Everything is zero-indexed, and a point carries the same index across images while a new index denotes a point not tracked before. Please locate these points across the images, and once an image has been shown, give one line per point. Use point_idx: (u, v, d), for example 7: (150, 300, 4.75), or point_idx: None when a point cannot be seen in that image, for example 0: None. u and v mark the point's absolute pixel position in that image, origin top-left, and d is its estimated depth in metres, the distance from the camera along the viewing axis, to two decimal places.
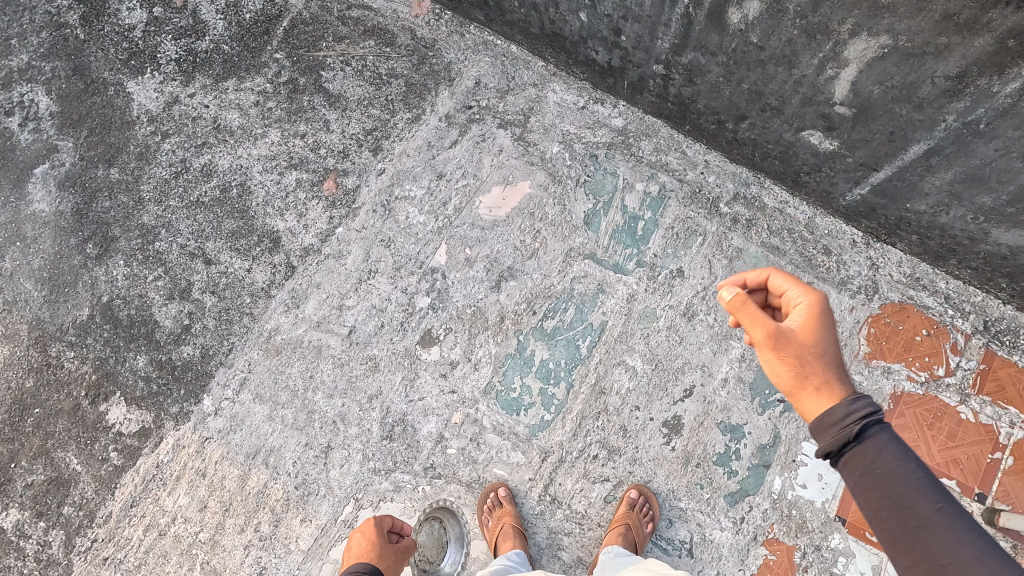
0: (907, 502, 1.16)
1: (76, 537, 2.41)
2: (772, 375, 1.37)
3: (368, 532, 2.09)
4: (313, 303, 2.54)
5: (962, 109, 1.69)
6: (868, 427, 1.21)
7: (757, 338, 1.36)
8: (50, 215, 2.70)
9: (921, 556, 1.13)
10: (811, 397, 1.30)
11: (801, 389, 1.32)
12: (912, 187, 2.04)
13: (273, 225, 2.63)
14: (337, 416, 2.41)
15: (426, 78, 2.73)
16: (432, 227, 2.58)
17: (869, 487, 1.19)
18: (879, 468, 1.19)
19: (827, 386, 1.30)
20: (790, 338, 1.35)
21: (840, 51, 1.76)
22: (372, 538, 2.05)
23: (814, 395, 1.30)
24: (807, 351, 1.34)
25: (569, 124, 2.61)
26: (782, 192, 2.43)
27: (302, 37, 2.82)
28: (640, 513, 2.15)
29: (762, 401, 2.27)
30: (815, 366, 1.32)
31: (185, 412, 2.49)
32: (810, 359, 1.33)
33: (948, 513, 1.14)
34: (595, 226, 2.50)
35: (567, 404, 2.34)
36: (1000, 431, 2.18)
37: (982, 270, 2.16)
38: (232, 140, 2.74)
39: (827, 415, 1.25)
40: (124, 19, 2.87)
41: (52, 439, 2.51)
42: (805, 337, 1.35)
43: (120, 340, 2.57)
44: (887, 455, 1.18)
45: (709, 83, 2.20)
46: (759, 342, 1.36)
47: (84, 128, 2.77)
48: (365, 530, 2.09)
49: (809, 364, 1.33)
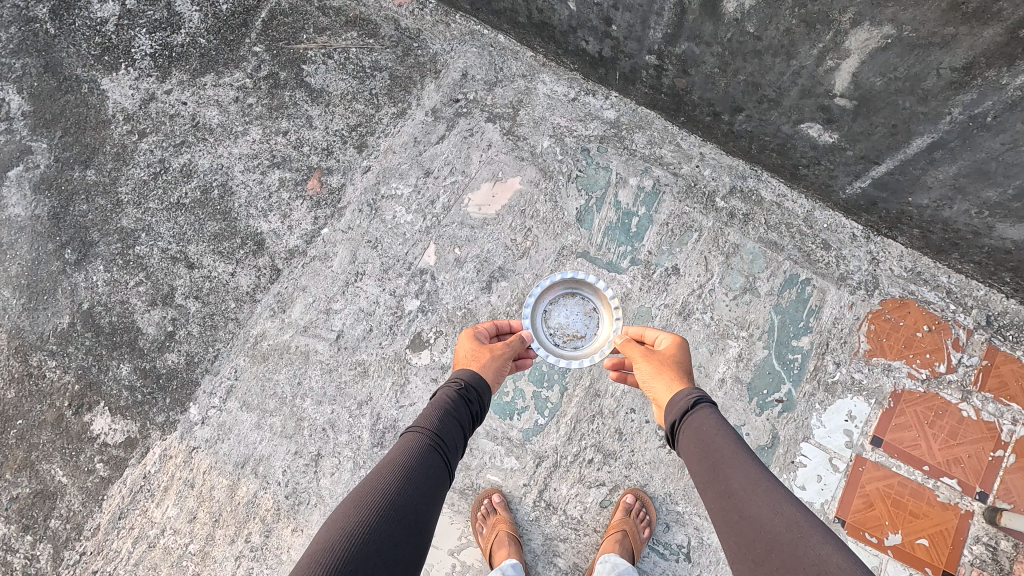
0: (726, 457, 1.32)
1: (64, 550, 2.37)
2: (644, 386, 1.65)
3: (470, 344, 1.88)
4: (299, 307, 2.48)
5: (969, 102, 1.63)
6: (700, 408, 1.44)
7: (635, 354, 1.74)
8: (26, 220, 2.61)
9: (722, 496, 1.30)
10: (659, 380, 1.61)
11: (655, 373, 1.64)
12: (914, 181, 1.98)
13: (256, 227, 2.55)
14: (327, 423, 2.36)
15: (412, 70, 2.63)
16: (420, 226, 2.50)
17: (694, 447, 1.38)
18: (707, 435, 1.37)
19: (676, 379, 1.60)
20: (655, 353, 1.71)
21: (841, 42, 1.70)
22: (478, 343, 1.87)
23: (664, 382, 1.60)
24: (668, 361, 1.66)
25: (560, 117, 2.52)
26: (780, 185, 2.36)
27: (281, 29, 2.71)
28: (637, 519, 2.12)
29: (760, 401, 2.23)
30: (670, 368, 1.64)
31: (171, 421, 2.43)
32: (665, 362, 1.66)
33: (743, 455, 1.34)
34: (587, 224, 2.43)
35: (561, 407, 2.28)
36: (1002, 428, 2.14)
37: (985, 264, 2.11)
38: (212, 138, 2.64)
39: (671, 398, 1.52)
40: (96, 12, 2.73)
41: (36, 450, 2.45)
42: (669, 354, 1.70)
43: (103, 348, 2.50)
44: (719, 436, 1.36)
45: (703, 74, 2.12)
46: (635, 354, 1.73)
47: (58, 128, 2.67)
48: (467, 334, 1.93)
49: (665, 366, 1.65)
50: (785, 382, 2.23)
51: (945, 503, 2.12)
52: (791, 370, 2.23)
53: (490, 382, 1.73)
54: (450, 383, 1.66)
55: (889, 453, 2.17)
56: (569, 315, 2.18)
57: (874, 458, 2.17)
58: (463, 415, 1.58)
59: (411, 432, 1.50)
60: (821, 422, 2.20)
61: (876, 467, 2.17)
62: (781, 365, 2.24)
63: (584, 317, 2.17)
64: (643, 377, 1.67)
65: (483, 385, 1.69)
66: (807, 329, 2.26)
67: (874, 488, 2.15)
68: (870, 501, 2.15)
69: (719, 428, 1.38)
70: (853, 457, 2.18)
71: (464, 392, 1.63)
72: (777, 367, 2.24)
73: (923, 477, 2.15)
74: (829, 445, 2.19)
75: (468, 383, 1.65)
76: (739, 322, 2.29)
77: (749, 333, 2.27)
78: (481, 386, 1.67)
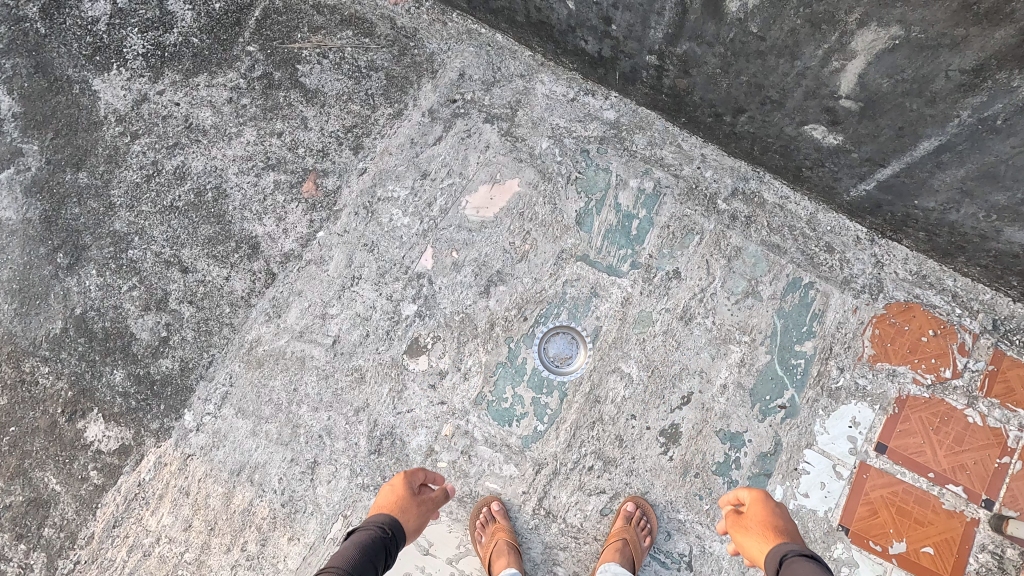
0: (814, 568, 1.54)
1: (58, 559, 2.35)
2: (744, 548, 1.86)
3: (397, 487, 2.10)
4: (295, 312, 2.44)
5: (978, 104, 1.60)
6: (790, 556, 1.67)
7: (730, 525, 1.95)
8: (17, 224, 2.57)
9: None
10: (754, 542, 1.83)
11: (749, 539, 1.85)
12: (921, 184, 1.94)
13: (250, 230, 2.51)
14: (323, 430, 2.33)
15: (408, 70, 2.58)
16: (417, 229, 2.46)
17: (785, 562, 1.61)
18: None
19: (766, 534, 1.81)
20: (744, 517, 1.93)
21: (847, 43, 1.66)
22: (400, 492, 2.08)
23: (758, 541, 1.81)
24: (760, 522, 1.88)
25: (559, 117, 2.48)
26: (783, 186, 2.32)
27: (275, 28, 2.66)
28: (638, 527, 2.09)
29: (763, 407, 2.19)
30: (763, 525, 1.86)
31: (166, 428, 2.40)
32: (757, 525, 1.88)
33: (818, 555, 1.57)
34: (587, 227, 2.39)
35: (561, 414, 2.25)
36: (1008, 434, 2.11)
37: (992, 267, 2.08)
38: (205, 140, 2.60)
39: (766, 555, 1.75)
40: (86, 11, 2.68)
41: (29, 458, 2.42)
42: (757, 513, 1.91)
43: (96, 354, 2.47)
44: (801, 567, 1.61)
45: (705, 75, 2.08)
46: (732, 527, 1.94)
47: (49, 129, 2.62)
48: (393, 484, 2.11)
49: (753, 527, 1.88)
50: (788, 388, 2.20)
51: (950, 510, 2.09)
52: (794, 376, 2.20)
53: (408, 529, 2.00)
54: (371, 528, 1.92)
55: (894, 459, 2.14)
56: (556, 347, 2.32)
57: (878, 465, 2.14)
58: (377, 557, 1.83)
59: (328, 570, 1.71)
60: (825, 428, 2.17)
61: (880, 474, 2.14)
62: (784, 370, 2.21)
63: (569, 343, 2.32)
64: (743, 543, 1.86)
65: (401, 531, 1.96)
66: (810, 334, 2.22)
67: (878, 495, 2.12)
68: (874, 508, 2.12)
69: (812, 573, 1.57)
70: (857, 463, 2.15)
71: (383, 539, 1.89)
72: (780, 372, 2.21)
73: (928, 484, 2.12)
74: (833, 451, 2.15)
75: (387, 530, 1.92)
76: (742, 327, 2.25)
77: (751, 338, 2.24)
78: (396, 527, 1.95)
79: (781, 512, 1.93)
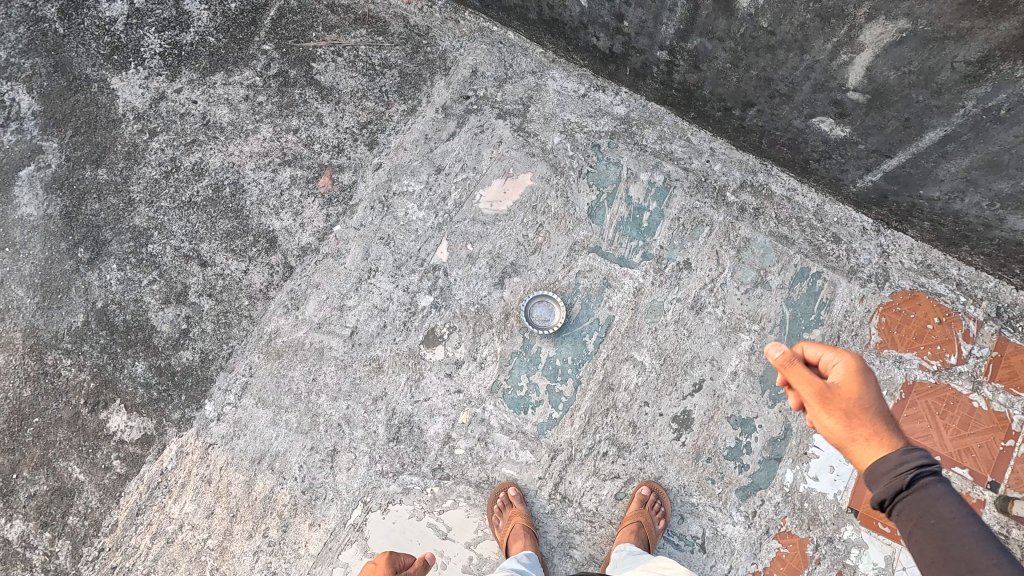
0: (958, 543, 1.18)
1: (82, 546, 2.40)
2: (822, 430, 1.38)
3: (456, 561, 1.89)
4: (313, 304, 2.49)
5: (983, 95, 1.67)
6: (921, 477, 1.23)
7: (806, 396, 1.40)
8: (38, 220, 2.62)
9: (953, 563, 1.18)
10: (861, 448, 1.32)
11: (845, 432, 1.34)
12: (926, 174, 2.01)
13: (268, 224, 2.56)
14: (342, 418, 2.38)
15: (421, 67, 2.64)
16: (432, 222, 2.51)
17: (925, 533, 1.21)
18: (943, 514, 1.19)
19: (878, 437, 1.32)
20: (836, 391, 1.36)
21: (856, 36, 1.73)
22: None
23: (865, 441, 1.32)
24: (853, 405, 1.35)
25: (570, 113, 2.53)
26: (790, 179, 2.37)
27: (291, 28, 2.72)
28: (652, 510, 2.13)
29: (772, 393, 2.25)
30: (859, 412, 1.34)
31: (187, 418, 2.45)
32: (851, 405, 1.34)
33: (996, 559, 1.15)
34: (599, 219, 2.44)
35: (575, 402, 2.31)
36: (1012, 418, 2.17)
37: (995, 256, 2.14)
38: (223, 137, 2.65)
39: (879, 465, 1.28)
40: (105, 12, 2.75)
41: (53, 448, 2.47)
42: (849, 391, 1.36)
43: (117, 346, 2.51)
44: (940, 505, 1.21)
45: (715, 70, 2.15)
46: (807, 396, 1.40)
47: (69, 127, 2.67)
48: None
49: (853, 409, 1.34)
50: None
51: (956, 492, 2.14)
52: None
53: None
54: None
55: None
56: (540, 318, 2.37)
57: None
58: None
59: None
60: None
61: None
62: None
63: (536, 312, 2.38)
64: (825, 427, 1.37)
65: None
66: (818, 322, 2.28)
67: None
68: None
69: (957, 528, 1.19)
70: None
71: None
72: None
73: None
74: None
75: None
76: (752, 315, 2.30)
77: (761, 327, 2.29)
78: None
79: (876, 382, 1.37)
